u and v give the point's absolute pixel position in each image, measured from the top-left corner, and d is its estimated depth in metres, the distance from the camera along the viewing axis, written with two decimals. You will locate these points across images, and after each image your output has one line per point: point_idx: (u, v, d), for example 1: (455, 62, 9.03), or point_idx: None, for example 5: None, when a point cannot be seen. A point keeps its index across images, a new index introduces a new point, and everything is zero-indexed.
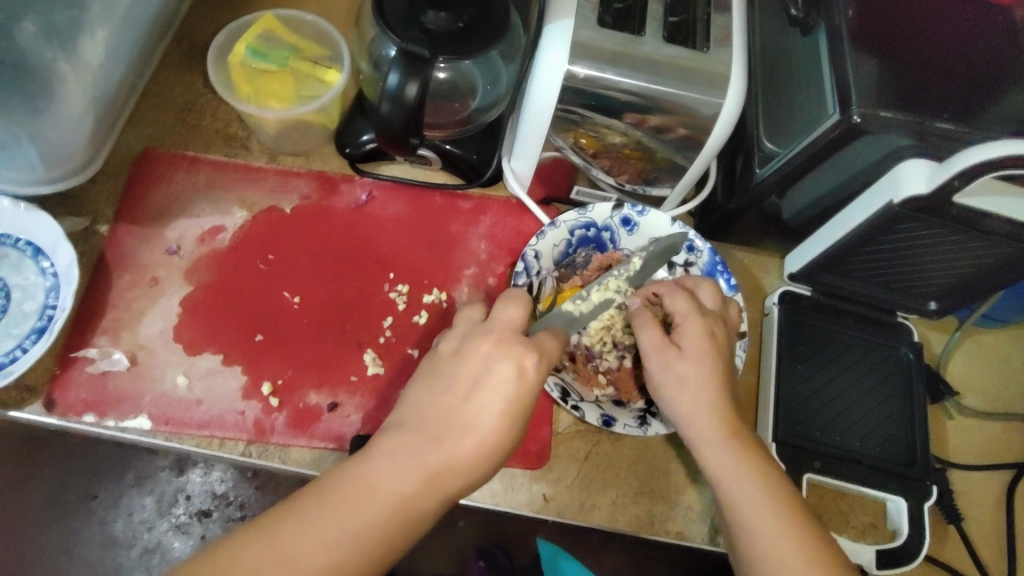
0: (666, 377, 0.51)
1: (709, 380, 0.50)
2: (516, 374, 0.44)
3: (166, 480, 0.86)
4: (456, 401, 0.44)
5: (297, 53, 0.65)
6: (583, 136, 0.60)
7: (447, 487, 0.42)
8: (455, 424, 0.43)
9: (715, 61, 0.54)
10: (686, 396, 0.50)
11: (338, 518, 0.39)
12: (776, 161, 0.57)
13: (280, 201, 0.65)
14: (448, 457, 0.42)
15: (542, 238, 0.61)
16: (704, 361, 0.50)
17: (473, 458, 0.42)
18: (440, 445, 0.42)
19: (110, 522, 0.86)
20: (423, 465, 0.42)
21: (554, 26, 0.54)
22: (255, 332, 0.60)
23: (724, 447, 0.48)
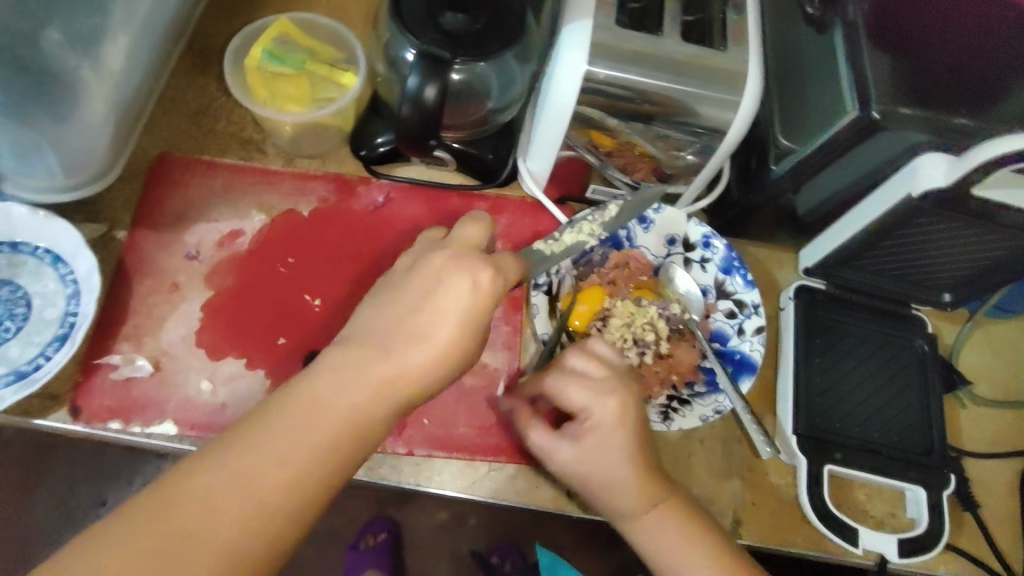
0: (586, 466, 0.50)
1: (618, 447, 0.50)
2: (473, 289, 0.44)
3: (178, 482, 0.90)
4: (405, 312, 0.44)
5: (313, 56, 0.65)
6: (596, 135, 0.60)
7: (402, 394, 0.42)
8: (410, 340, 0.43)
9: (732, 59, 0.55)
10: (596, 478, 0.50)
11: (289, 442, 0.39)
12: (791, 158, 0.58)
13: (297, 204, 0.65)
14: (399, 365, 0.42)
15: None
16: (615, 434, 0.50)
17: (432, 375, 0.43)
18: (389, 354, 0.42)
19: (113, 527, 0.90)
20: (375, 377, 0.42)
21: (574, 25, 0.54)
22: (278, 335, 0.60)
23: (645, 523, 0.50)
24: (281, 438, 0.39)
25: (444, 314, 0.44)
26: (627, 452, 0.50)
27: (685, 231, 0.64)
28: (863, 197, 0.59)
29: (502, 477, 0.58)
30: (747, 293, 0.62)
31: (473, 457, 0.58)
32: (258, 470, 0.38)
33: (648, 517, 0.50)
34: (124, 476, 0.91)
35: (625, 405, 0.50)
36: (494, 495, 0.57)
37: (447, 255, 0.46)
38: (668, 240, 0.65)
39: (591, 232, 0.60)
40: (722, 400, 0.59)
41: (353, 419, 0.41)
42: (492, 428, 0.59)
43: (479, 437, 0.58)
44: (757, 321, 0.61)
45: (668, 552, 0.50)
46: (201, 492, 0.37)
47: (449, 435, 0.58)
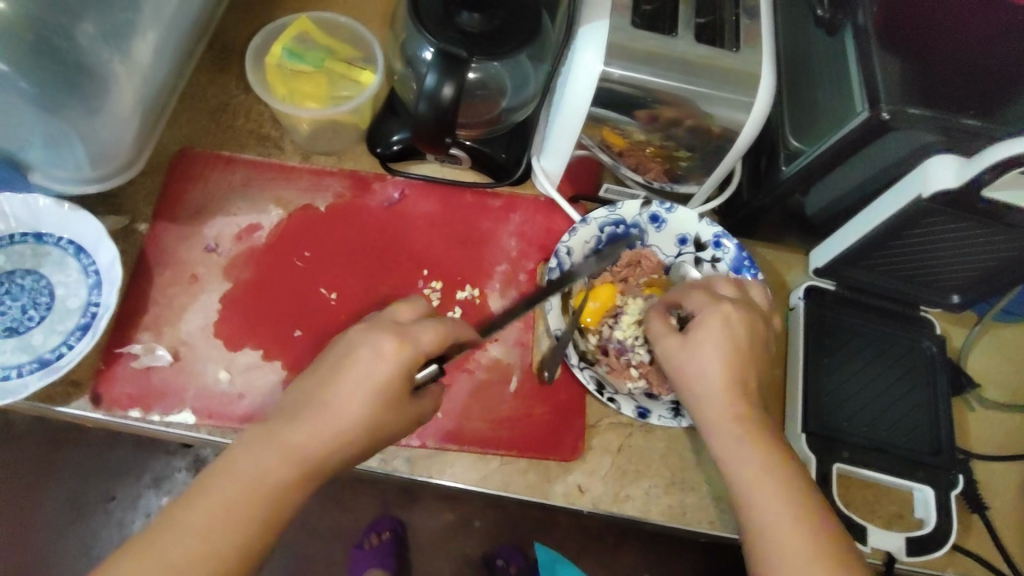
0: (687, 363, 0.52)
1: (725, 348, 0.51)
2: (377, 357, 0.45)
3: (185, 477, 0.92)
4: (318, 382, 0.46)
5: (331, 55, 0.66)
6: (608, 135, 0.61)
7: (309, 461, 0.43)
8: (319, 406, 0.44)
9: (745, 60, 0.56)
10: (701, 375, 0.51)
11: (203, 514, 0.41)
12: (802, 158, 0.59)
13: (314, 200, 0.66)
14: (307, 436, 0.43)
15: (573, 235, 0.62)
16: (718, 338, 0.51)
17: (345, 442, 0.44)
18: (303, 426, 0.44)
19: (121, 520, 0.91)
20: (285, 446, 0.43)
21: (589, 26, 0.55)
22: (294, 327, 0.61)
23: (732, 425, 0.49)
24: (202, 516, 0.41)
25: (362, 384, 0.44)
26: (733, 355, 0.51)
27: (697, 230, 0.65)
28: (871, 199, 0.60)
29: (513, 470, 0.59)
30: None
31: (485, 451, 0.59)
32: (171, 544, 0.40)
33: (735, 425, 0.49)
34: (134, 472, 0.92)
35: (733, 323, 0.52)
36: (505, 489, 0.58)
37: (367, 326, 0.47)
38: (679, 240, 0.66)
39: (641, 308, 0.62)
40: None
41: (260, 488, 0.42)
42: (503, 422, 0.60)
43: (491, 430, 0.59)
44: None
45: (740, 467, 0.48)
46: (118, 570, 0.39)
47: (460, 428, 0.59)
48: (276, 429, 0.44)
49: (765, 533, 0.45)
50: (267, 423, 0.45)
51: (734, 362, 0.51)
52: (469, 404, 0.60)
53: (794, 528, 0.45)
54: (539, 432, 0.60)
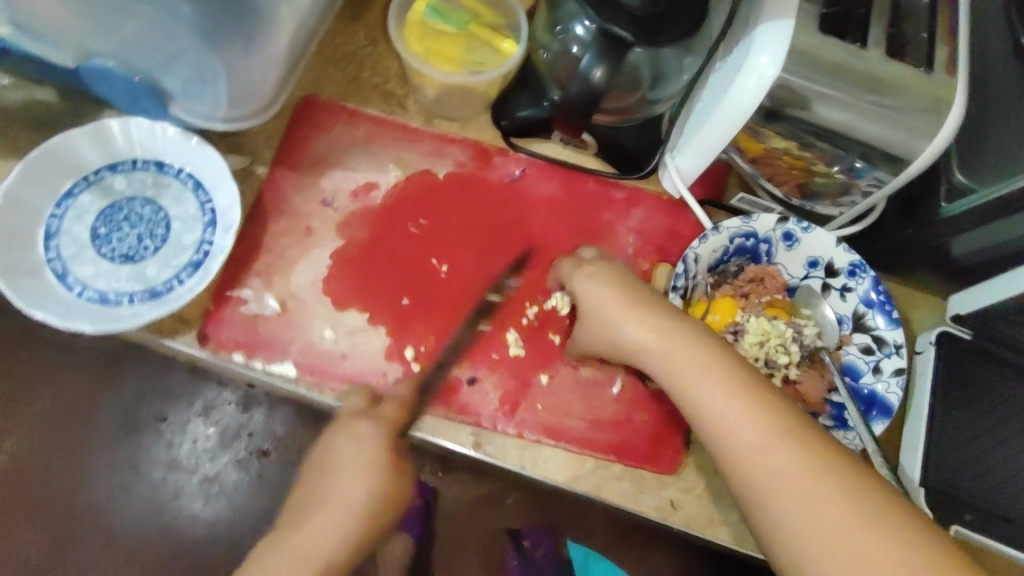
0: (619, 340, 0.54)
1: (640, 316, 0.53)
2: (357, 445, 0.55)
3: (235, 415, 0.94)
4: (325, 470, 0.56)
5: (476, 18, 0.63)
6: (743, 141, 0.58)
7: (319, 556, 0.53)
8: (322, 500, 0.55)
9: (936, 83, 0.51)
10: (689, 383, 0.50)
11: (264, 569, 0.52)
12: (970, 198, 0.55)
13: (434, 167, 0.64)
14: (309, 531, 0.53)
15: (703, 242, 0.59)
16: (626, 309, 0.54)
17: (352, 517, 0.54)
18: (301, 525, 0.54)
19: (170, 447, 0.93)
20: (296, 551, 0.53)
21: (771, 25, 0.50)
22: (402, 295, 0.59)
23: (705, 389, 0.49)
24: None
25: (352, 469, 0.55)
26: (658, 324, 0.52)
27: (831, 255, 0.61)
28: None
29: (607, 476, 0.56)
30: (890, 331, 0.59)
31: (582, 451, 0.57)
32: None
33: (748, 415, 0.47)
34: (186, 397, 0.93)
35: (635, 292, 0.55)
36: (597, 494, 0.56)
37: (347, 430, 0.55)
38: (809, 262, 0.62)
39: (762, 330, 0.58)
40: (852, 437, 0.56)
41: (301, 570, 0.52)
42: (604, 423, 0.58)
43: (590, 431, 0.57)
44: (896, 362, 0.58)
45: (757, 466, 0.45)
46: None
47: (560, 424, 0.57)
48: (282, 543, 0.53)
49: (784, 514, 0.44)
50: (272, 539, 0.54)
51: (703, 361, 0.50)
52: (573, 401, 0.58)
53: (797, 480, 0.44)
54: (639, 440, 0.57)
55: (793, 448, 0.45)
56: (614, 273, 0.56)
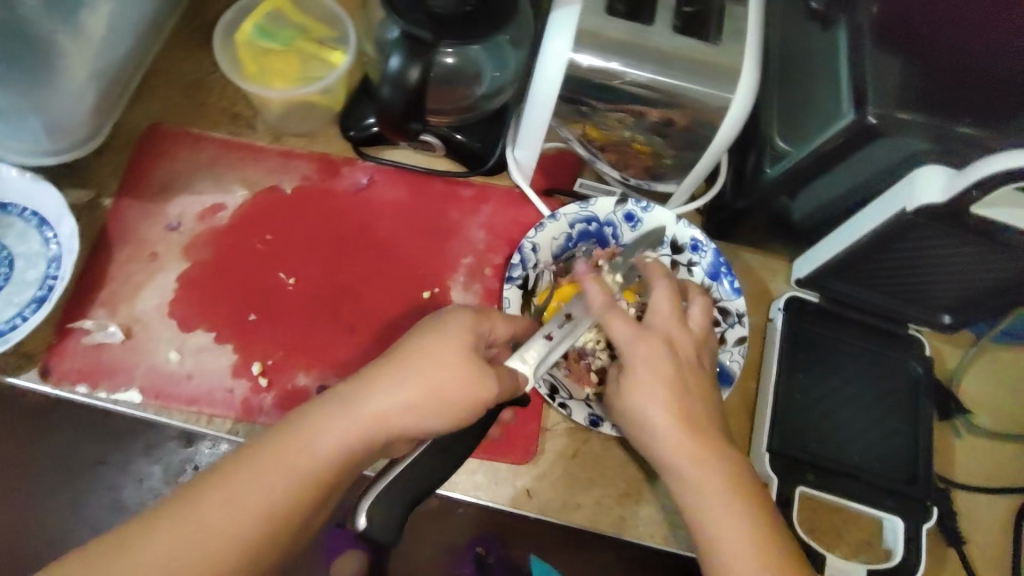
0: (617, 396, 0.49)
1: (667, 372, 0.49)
2: (465, 338, 0.47)
3: (178, 450, 0.63)
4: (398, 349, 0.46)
5: (303, 33, 0.65)
6: (589, 128, 0.59)
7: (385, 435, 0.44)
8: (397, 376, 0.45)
9: (724, 53, 0.53)
10: (682, 436, 0.47)
11: (245, 476, 0.41)
12: (786, 160, 0.56)
13: (280, 181, 0.65)
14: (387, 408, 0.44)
15: (540, 230, 0.60)
16: (653, 367, 0.48)
17: (418, 410, 0.44)
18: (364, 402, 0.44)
19: (113, 491, 0.66)
20: (356, 419, 0.43)
21: (560, 12, 0.53)
22: (249, 311, 0.60)
23: (691, 441, 0.47)
24: (237, 495, 0.40)
25: (445, 350, 0.46)
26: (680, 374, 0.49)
27: (673, 232, 0.62)
28: (849, 223, 0.56)
29: (461, 470, 0.57)
30: (733, 300, 0.60)
31: None
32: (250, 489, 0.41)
33: (728, 471, 0.46)
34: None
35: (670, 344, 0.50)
36: (451, 488, 0.56)
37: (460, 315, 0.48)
38: None
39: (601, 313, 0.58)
40: None
41: (319, 465, 0.42)
42: None
43: None
44: (739, 330, 0.59)
45: (710, 523, 0.45)
46: (253, 469, 0.41)
47: None
48: (315, 420, 0.43)
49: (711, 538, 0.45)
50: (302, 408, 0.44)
51: (676, 383, 0.48)
52: None
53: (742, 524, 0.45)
54: (492, 432, 0.58)
55: (747, 515, 0.45)
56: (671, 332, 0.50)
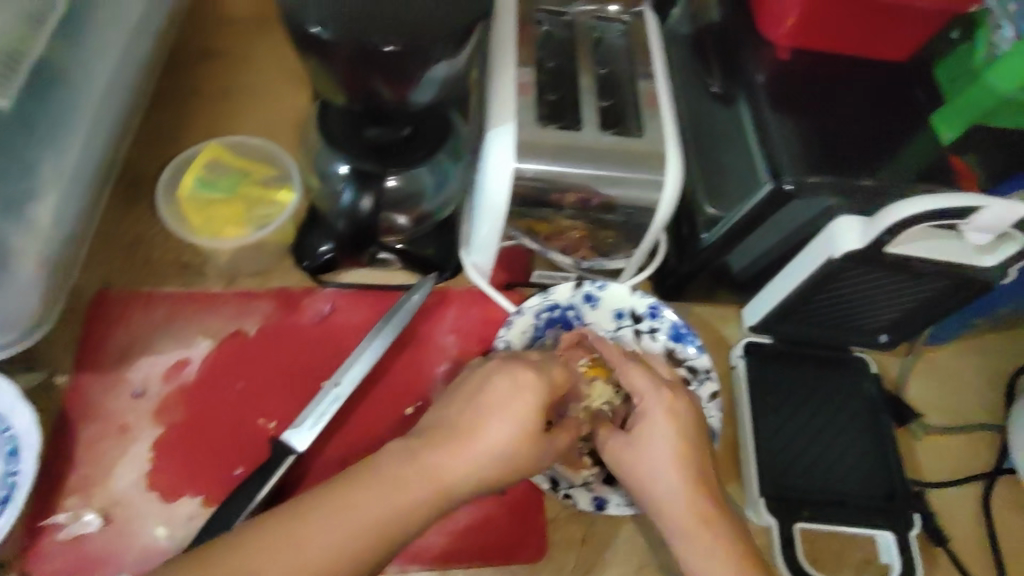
0: (635, 462, 0.54)
1: (672, 440, 0.53)
2: (511, 385, 0.51)
3: None
4: (461, 413, 0.51)
5: (245, 177, 0.66)
6: (533, 223, 0.62)
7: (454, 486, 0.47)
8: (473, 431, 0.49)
9: (648, 141, 0.58)
10: (688, 511, 0.51)
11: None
12: (721, 224, 0.62)
13: (243, 324, 0.66)
14: (469, 461, 0.48)
15: (510, 327, 0.64)
16: (667, 431, 0.53)
17: (507, 454, 0.49)
18: (453, 454, 0.48)
19: None
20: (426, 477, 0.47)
21: (497, 129, 0.56)
22: (234, 465, 0.59)
23: (699, 515, 0.51)
24: None
25: (504, 414, 0.50)
26: (680, 443, 0.53)
27: (631, 304, 0.66)
28: (787, 270, 0.61)
29: None
30: (699, 358, 0.64)
31: (446, 566, 0.57)
32: None
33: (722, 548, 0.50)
34: None
35: (673, 406, 0.54)
36: None
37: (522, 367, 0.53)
38: (616, 314, 0.66)
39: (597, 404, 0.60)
40: None
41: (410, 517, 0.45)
42: (463, 530, 0.58)
43: (451, 544, 0.58)
44: (712, 386, 0.63)
45: None
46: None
47: (417, 547, 0.57)
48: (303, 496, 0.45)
49: None
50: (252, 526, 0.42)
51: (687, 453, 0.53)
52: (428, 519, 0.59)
53: None
54: (500, 537, 0.59)
55: None
56: (676, 397, 0.55)
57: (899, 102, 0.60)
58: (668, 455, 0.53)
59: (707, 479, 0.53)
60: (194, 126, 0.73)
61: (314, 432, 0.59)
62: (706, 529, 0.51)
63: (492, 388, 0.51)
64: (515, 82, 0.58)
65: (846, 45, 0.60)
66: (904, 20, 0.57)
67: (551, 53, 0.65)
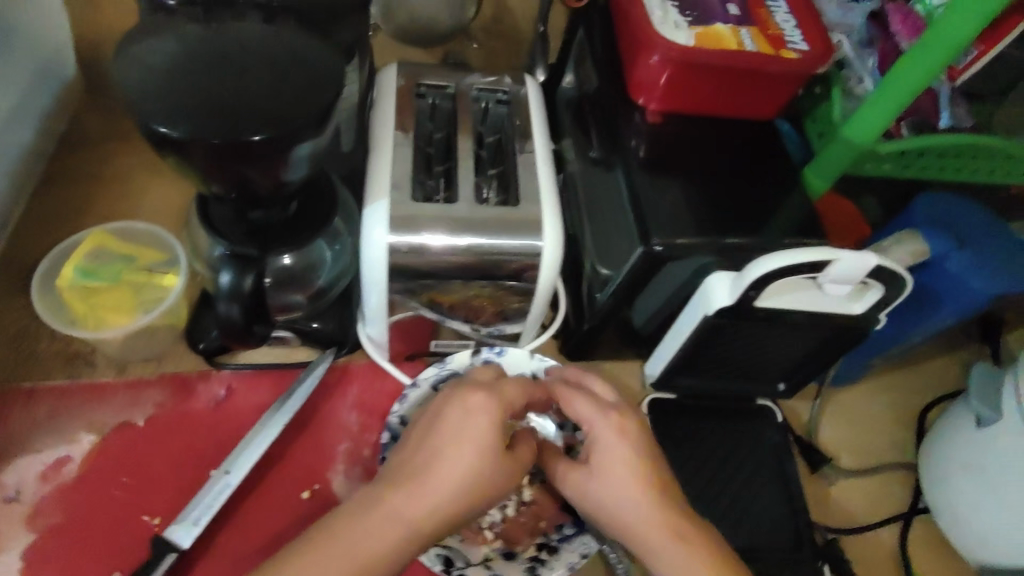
0: (599, 487, 0.51)
1: (629, 459, 0.51)
2: (466, 412, 0.50)
3: None
4: (423, 447, 0.50)
5: (131, 263, 0.66)
6: (433, 296, 0.63)
7: (426, 523, 0.47)
8: (437, 461, 0.48)
9: (524, 210, 0.59)
10: (657, 532, 0.49)
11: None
12: (610, 285, 0.62)
13: (133, 415, 0.63)
14: (435, 497, 0.47)
15: (404, 402, 0.62)
16: (621, 452, 0.51)
17: (472, 482, 0.48)
18: (420, 489, 0.47)
19: None
20: (397, 517, 0.46)
21: (371, 206, 0.57)
22: (111, 570, 0.56)
23: (668, 536, 0.49)
24: None
25: (461, 445, 0.49)
26: (637, 463, 0.51)
27: (532, 367, 0.65)
28: (673, 326, 0.61)
29: None
30: None
31: None
32: None
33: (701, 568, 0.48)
34: None
35: (624, 425, 0.53)
36: None
37: (477, 392, 0.51)
38: None
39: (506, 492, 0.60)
40: (589, 541, 0.58)
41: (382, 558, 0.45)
42: None
43: None
44: None
45: None
46: None
47: None
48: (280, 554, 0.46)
49: None
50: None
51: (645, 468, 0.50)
52: None
53: None
54: None
55: None
56: (625, 414, 0.54)
57: (767, 158, 0.62)
58: (625, 475, 0.51)
59: (670, 491, 0.51)
60: (85, 211, 0.73)
61: (200, 526, 0.56)
62: (680, 547, 0.48)
63: (450, 417, 0.50)
64: (390, 162, 0.60)
65: (712, 109, 0.62)
66: (762, 82, 0.59)
67: (439, 125, 0.68)
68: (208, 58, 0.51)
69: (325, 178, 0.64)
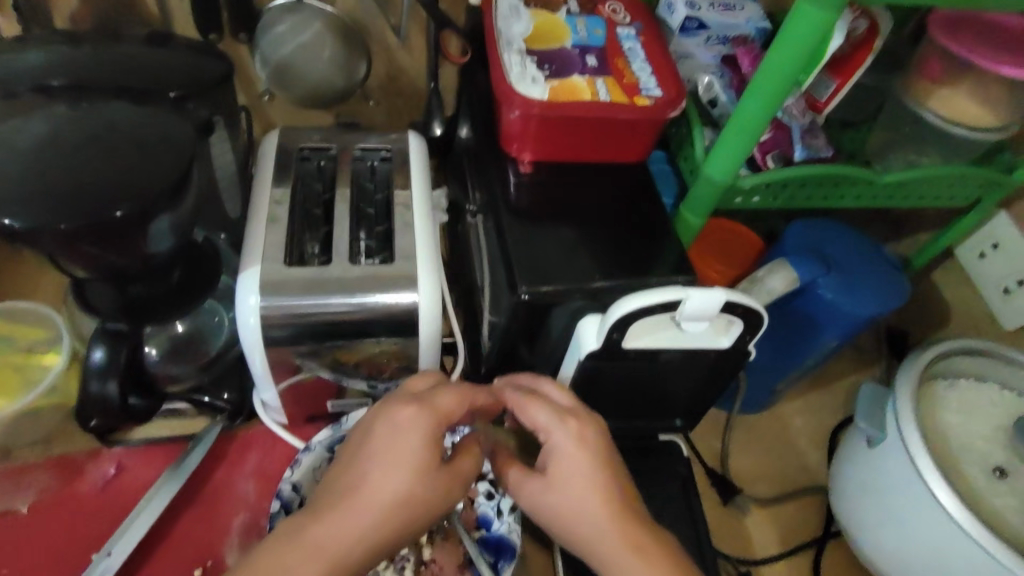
0: (555, 506, 0.48)
1: (589, 470, 0.47)
2: (396, 429, 0.47)
3: None
4: (356, 472, 0.46)
5: (12, 345, 0.67)
6: (340, 353, 0.62)
7: (355, 558, 0.43)
8: (366, 489, 0.45)
9: (399, 267, 0.59)
10: (615, 551, 0.46)
11: None
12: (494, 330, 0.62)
13: (15, 505, 0.62)
14: (366, 527, 0.44)
15: (297, 467, 0.61)
16: (582, 464, 0.48)
17: (406, 506, 0.45)
18: (348, 521, 0.44)
19: None
20: (323, 558, 0.42)
21: (245, 273, 0.58)
22: None
23: (629, 558, 0.45)
24: None
25: (395, 466, 0.45)
26: (599, 475, 0.48)
27: None
28: (555, 373, 0.63)
29: None
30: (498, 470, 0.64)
31: None
32: None
33: None
34: None
35: (584, 434, 0.49)
36: None
37: (411, 407, 0.47)
38: None
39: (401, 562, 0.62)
40: None
41: None
42: None
43: None
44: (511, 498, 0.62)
45: None
46: None
47: None
48: None
49: None
50: None
51: (608, 483, 0.47)
52: None
53: None
54: None
55: None
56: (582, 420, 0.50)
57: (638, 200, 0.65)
58: (587, 490, 0.47)
59: (632, 505, 0.48)
60: None
61: None
62: (643, 565, 0.45)
63: (382, 437, 0.47)
64: (264, 228, 0.61)
65: (581, 155, 0.65)
66: (621, 126, 0.62)
67: (324, 187, 0.69)
68: (71, 142, 0.50)
69: (207, 250, 0.63)
